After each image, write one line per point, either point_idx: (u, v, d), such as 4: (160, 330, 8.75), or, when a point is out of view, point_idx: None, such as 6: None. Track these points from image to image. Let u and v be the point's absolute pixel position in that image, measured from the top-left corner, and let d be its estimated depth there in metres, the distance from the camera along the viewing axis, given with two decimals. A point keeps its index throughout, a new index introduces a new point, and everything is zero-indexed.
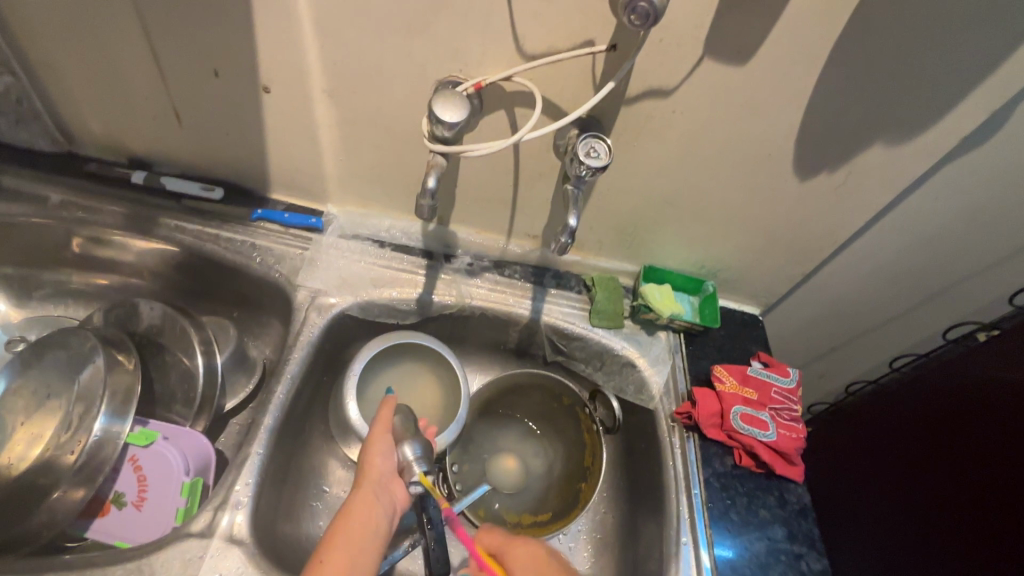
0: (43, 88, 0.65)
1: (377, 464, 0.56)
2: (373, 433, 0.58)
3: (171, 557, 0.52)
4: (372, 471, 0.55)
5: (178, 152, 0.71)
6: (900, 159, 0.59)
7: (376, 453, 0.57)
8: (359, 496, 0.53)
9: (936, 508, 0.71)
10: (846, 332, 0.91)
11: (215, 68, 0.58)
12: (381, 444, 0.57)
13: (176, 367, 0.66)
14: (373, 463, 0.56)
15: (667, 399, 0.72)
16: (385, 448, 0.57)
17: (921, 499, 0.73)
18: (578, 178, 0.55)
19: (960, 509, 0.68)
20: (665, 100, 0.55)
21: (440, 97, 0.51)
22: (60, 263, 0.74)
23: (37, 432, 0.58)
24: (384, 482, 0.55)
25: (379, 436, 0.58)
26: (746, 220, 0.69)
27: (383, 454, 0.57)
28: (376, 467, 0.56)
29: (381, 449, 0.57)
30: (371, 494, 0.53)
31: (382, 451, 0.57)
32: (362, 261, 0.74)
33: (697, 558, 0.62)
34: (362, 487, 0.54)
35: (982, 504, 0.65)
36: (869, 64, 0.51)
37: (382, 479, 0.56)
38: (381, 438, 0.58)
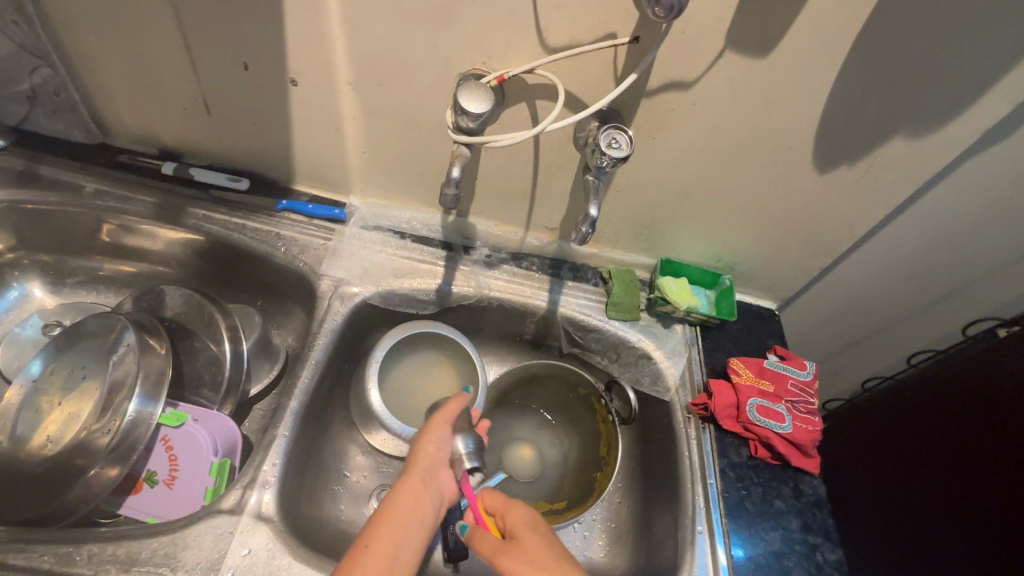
0: (79, 81, 0.67)
1: (431, 450, 0.57)
2: (432, 421, 0.60)
3: (202, 532, 0.54)
4: (426, 455, 0.57)
5: (206, 144, 0.73)
6: (921, 152, 0.59)
7: (431, 440, 0.58)
8: (412, 479, 0.54)
9: (953, 503, 0.71)
10: (863, 328, 0.91)
11: (245, 61, 0.59)
12: (438, 432, 0.59)
13: (204, 353, 0.69)
14: (428, 448, 0.57)
15: (683, 390, 0.73)
16: (441, 436, 0.59)
17: (939, 493, 0.73)
18: (598, 168, 0.56)
19: (978, 503, 0.68)
20: (686, 93, 0.56)
21: (465, 89, 0.53)
22: (92, 250, 0.76)
23: (74, 412, 0.61)
24: (437, 468, 0.57)
25: (439, 424, 0.60)
26: (764, 213, 0.69)
27: (438, 442, 0.58)
28: (429, 452, 0.57)
29: (437, 437, 0.58)
30: (423, 476, 0.55)
31: (438, 440, 0.58)
32: (383, 251, 0.76)
33: (713, 546, 0.63)
34: (415, 471, 0.55)
35: (1000, 497, 0.65)
36: (891, 56, 0.51)
37: (435, 465, 0.57)
38: (438, 428, 0.59)
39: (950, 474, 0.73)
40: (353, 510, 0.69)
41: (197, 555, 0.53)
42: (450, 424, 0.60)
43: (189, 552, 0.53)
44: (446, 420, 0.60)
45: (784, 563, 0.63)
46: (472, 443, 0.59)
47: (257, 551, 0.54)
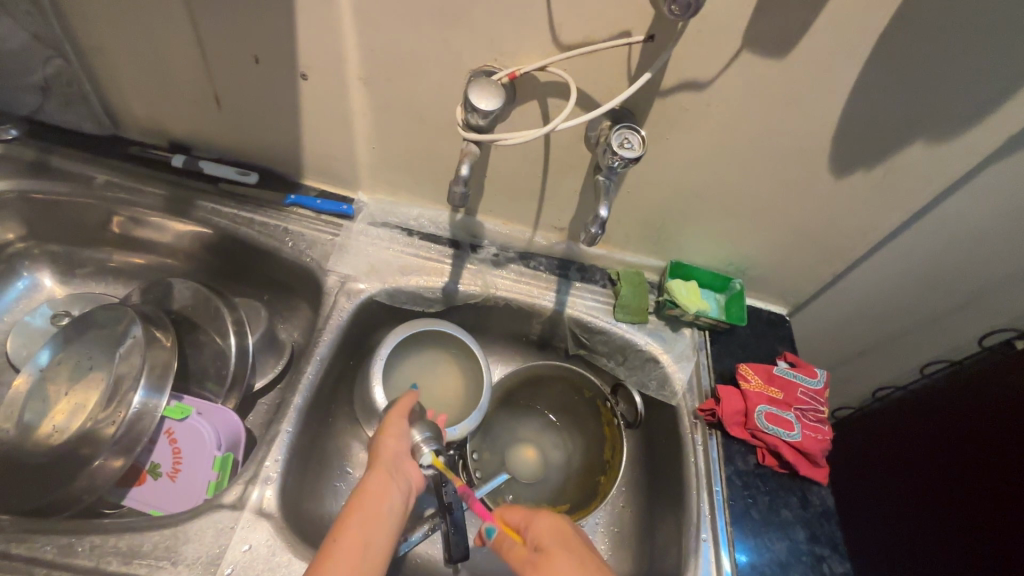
0: (91, 72, 0.67)
1: (392, 445, 0.59)
2: (388, 419, 0.62)
3: (204, 526, 0.54)
4: (388, 450, 0.59)
5: (216, 137, 0.73)
6: (943, 157, 0.57)
7: (388, 435, 0.60)
8: (376, 471, 0.55)
9: (965, 516, 0.70)
10: (876, 335, 0.89)
11: (256, 54, 0.59)
12: (396, 428, 0.61)
13: (210, 346, 0.69)
14: (388, 442, 0.59)
15: (690, 396, 0.72)
16: (399, 429, 0.61)
17: (950, 506, 0.72)
18: (610, 168, 0.55)
19: (990, 517, 0.67)
20: (700, 93, 0.55)
21: (476, 85, 0.52)
22: (102, 241, 0.76)
23: (80, 402, 0.62)
24: (400, 461, 0.58)
25: (394, 420, 0.62)
26: (778, 216, 0.68)
27: (397, 436, 0.60)
28: (390, 447, 0.59)
29: (396, 430, 0.61)
30: (386, 469, 0.56)
31: (396, 433, 0.60)
32: (390, 248, 0.76)
33: (718, 554, 0.62)
34: (378, 465, 0.57)
35: (1013, 512, 0.64)
36: (913, 59, 0.50)
37: (398, 458, 0.58)
38: (394, 424, 0.61)
39: (962, 486, 0.71)
40: None
41: (198, 550, 0.53)
42: (405, 419, 0.62)
43: (191, 546, 0.53)
44: (400, 415, 0.62)
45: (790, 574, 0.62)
46: (428, 431, 0.62)
47: (257, 547, 0.54)
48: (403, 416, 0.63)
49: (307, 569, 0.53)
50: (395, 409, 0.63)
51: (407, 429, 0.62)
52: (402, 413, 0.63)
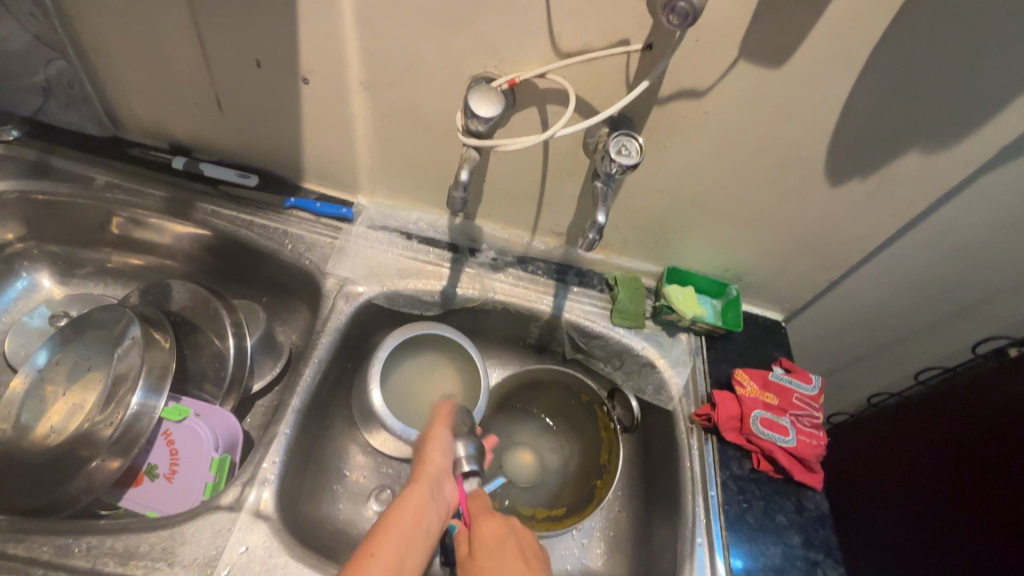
0: (93, 74, 0.67)
1: (437, 460, 0.58)
2: (433, 428, 0.62)
3: (201, 527, 0.54)
4: (432, 464, 0.58)
5: (217, 139, 0.73)
6: (937, 166, 0.58)
7: (435, 449, 0.59)
8: (419, 486, 0.54)
9: (958, 522, 0.70)
10: (870, 342, 0.90)
11: (258, 58, 0.60)
12: (441, 441, 0.60)
13: (208, 348, 0.69)
14: (433, 457, 0.58)
15: (686, 401, 0.72)
16: (444, 445, 0.60)
17: (944, 512, 0.72)
18: (608, 175, 0.56)
19: (983, 523, 0.67)
20: (698, 101, 0.55)
21: (475, 92, 0.53)
22: (101, 242, 0.76)
23: (78, 403, 0.62)
24: (442, 477, 0.57)
25: (442, 435, 0.61)
26: (774, 223, 0.68)
27: (442, 452, 0.59)
28: (435, 461, 0.58)
29: (440, 446, 0.60)
30: (428, 486, 0.55)
31: (441, 450, 0.59)
32: (389, 251, 0.76)
33: (712, 558, 0.62)
34: (421, 479, 0.55)
35: (1006, 517, 0.64)
36: (906, 69, 0.51)
37: (441, 476, 0.57)
38: (440, 438, 0.60)
39: (955, 492, 0.72)
40: (351, 509, 0.69)
41: (195, 551, 0.53)
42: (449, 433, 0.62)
43: (187, 547, 0.53)
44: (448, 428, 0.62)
45: None
46: (472, 449, 0.61)
47: (254, 549, 0.54)
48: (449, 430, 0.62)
49: (304, 571, 0.54)
50: (438, 417, 0.63)
51: (452, 446, 0.61)
52: (446, 426, 0.62)
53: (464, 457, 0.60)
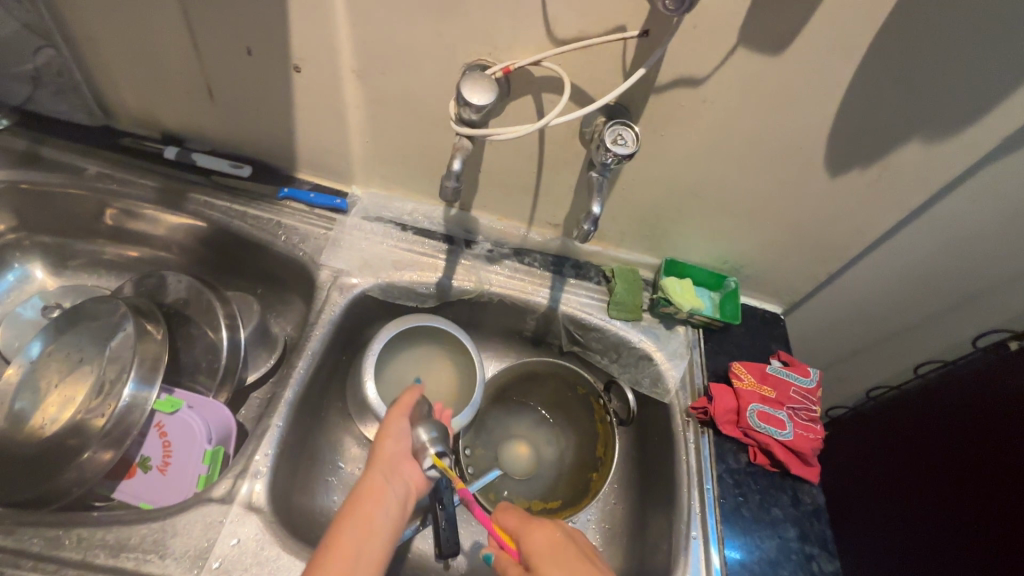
0: (82, 62, 0.66)
1: (388, 445, 0.57)
2: (387, 416, 0.60)
3: (193, 519, 0.54)
4: (385, 451, 0.57)
5: (209, 129, 0.72)
6: (939, 156, 0.57)
7: (387, 435, 0.58)
8: (370, 477, 0.54)
9: (956, 516, 0.70)
10: (869, 335, 0.89)
11: (249, 46, 0.59)
12: (395, 428, 0.59)
13: (201, 339, 0.68)
14: (386, 443, 0.57)
15: (683, 393, 0.72)
16: (398, 430, 0.59)
17: (943, 506, 0.72)
18: (603, 165, 0.55)
19: (982, 518, 0.66)
20: (696, 90, 0.54)
21: (468, 79, 0.52)
22: (94, 233, 0.76)
23: (70, 395, 0.61)
24: (398, 461, 0.56)
25: (393, 419, 0.60)
26: (774, 215, 0.67)
27: (396, 437, 0.58)
28: (387, 447, 0.57)
29: (394, 433, 0.58)
30: (383, 472, 0.54)
31: (394, 436, 0.58)
32: (384, 243, 0.75)
33: (707, 551, 0.62)
34: (374, 468, 0.55)
35: (1006, 513, 0.63)
36: (910, 57, 0.49)
37: (395, 459, 0.56)
38: (395, 421, 0.59)
39: (954, 486, 0.71)
40: (345, 501, 0.68)
41: (186, 543, 0.53)
42: (407, 418, 0.60)
43: (179, 539, 0.53)
44: (401, 412, 0.60)
45: (779, 572, 0.62)
46: (434, 431, 0.60)
47: (246, 541, 0.54)
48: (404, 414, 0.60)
49: (295, 563, 0.53)
50: (397, 405, 0.61)
51: (406, 429, 0.59)
52: (403, 411, 0.60)
53: (426, 441, 0.59)
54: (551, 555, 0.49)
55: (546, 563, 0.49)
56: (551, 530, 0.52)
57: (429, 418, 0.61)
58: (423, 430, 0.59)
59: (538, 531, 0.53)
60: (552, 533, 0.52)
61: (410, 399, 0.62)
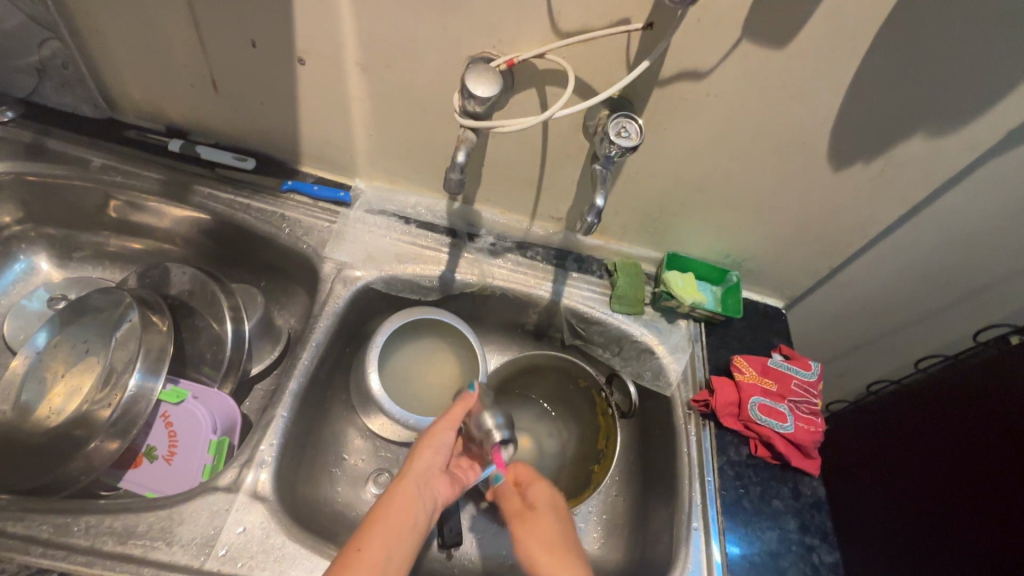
0: (87, 54, 0.66)
1: (427, 457, 0.57)
2: (438, 424, 0.59)
3: (199, 507, 0.55)
4: (422, 462, 0.56)
5: (213, 121, 0.72)
6: (943, 150, 0.57)
7: (428, 445, 0.57)
8: (407, 484, 0.53)
9: (960, 516, 0.69)
10: (870, 330, 0.90)
11: (253, 38, 0.59)
12: (437, 438, 0.58)
13: (206, 331, 0.69)
14: (424, 455, 0.57)
15: (684, 386, 0.72)
16: (441, 440, 0.58)
17: (946, 506, 0.71)
18: (607, 157, 0.55)
19: (986, 518, 0.66)
20: (700, 83, 0.54)
21: (473, 72, 0.52)
22: (99, 226, 0.76)
23: (75, 385, 0.62)
24: (430, 476, 0.56)
25: (442, 430, 0.59)
26: (776, 208, 0.67)
27: (435, 449, 0.57)
28: (425, 459, 0.56)
29: (435, 443, 0.58)
30: (417, 483, 0.54)
31: (435, 446, 0.58)
32: (387, 236, 0.75)
33: (708, 542, 0.62)
34: (410, 477, 0.54)
35: (1010, 511, 0.63)
36: (913, 51, 0.50)
37: (428, 472, 0.56)
38: (444, 431, 0.59)
39: (957, 486, 0.71)
40: (349, 492, 0.69)
41: (192, 531, 0.53)
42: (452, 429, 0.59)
43: (185, 527, 0.53)
44: (452, 423, 0.59)
45: (780, 563, 0.62)
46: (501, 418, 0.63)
47: (251, 529, 0.54)
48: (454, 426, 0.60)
49: (301, 551, 0.54)
50: (448, 416, 0.60)
51: (449, 441, 0.59)
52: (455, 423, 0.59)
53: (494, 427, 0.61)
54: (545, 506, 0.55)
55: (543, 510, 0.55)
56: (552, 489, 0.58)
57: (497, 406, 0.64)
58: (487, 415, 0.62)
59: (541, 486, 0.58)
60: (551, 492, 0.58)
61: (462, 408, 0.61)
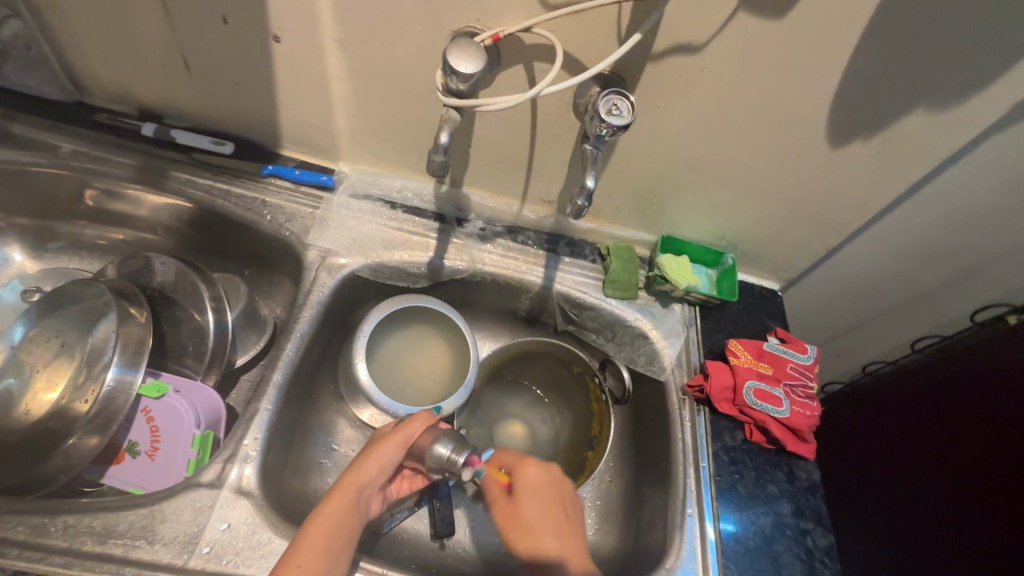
0: (50, 33, 0.63)
1: (371, 473, 0.54)
2: (386, 440, 0.56)
3: (182, 505, 0.53)
4: (365, 474, 0.54)
5: (188, 104, 0.69)
6: (945, 125, 0.55)
7: (374, 462, 0.55)
8: (342, 501, 0.51)
9: (959, 516, 0.68)
10: (867, 310, 0.89)
11: (223, 14, 0.55)
12: (382, 454, 0.55)
13: (187, 323, 0.66)
14: (369, 469, 0.54)
15: (678, 371, 0.71)
16: (387, 458, 0.55)
17: (947, 504, 0.70)
18: (598, 137, 0.53)
19: (986, 518, 0.64)
20: (694, 57, 0.52)
21: (455, 47, 0.49)
22: (74, 215, 0.74)
23: (51, 379, 0.59)
24: (368, 491, 0.54)
25: (388, 446, 0.56)
26: (774, 187, 0.65)
27: (381, 466, 0.55)
28: (366, 475, 0.54)
29: (379, 460, 0.55)
30: (354, 497, 0.52)
31: (378, 462, 0.55)
32: (373, 221, 0.73)
33: (703, 529, 0.62)
34: (346, 490, 0.52)
35: (1011, 511, 0.61)
36: (917, 23, 0.47)
37: (367, 488, 0.54)
38: (390, 449, 0.55)
39: (956, 483, 0.69)
40: None
41: (175, 529, 0.52)
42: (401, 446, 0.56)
43: (168, 525, 0.52)
44: (401, 442, 0.56)
45: (774, 548, 0.62)
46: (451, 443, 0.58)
47: (236, 526, 0.53)
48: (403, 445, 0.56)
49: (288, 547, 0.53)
50: (401, 433, 0.56)
51: (393, 458, 0.56)
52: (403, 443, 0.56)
53: (449, 455, 0.57)
54: (536, 496, 0.55)
55: (529, 501, 0.55)
56: (543, 470, 0.57)
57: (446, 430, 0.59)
58: (440, 446, 0.57)
59: (534, 468, 0.57)
60: (545, 474, 0.57)
61: (414, 429, 0.57)
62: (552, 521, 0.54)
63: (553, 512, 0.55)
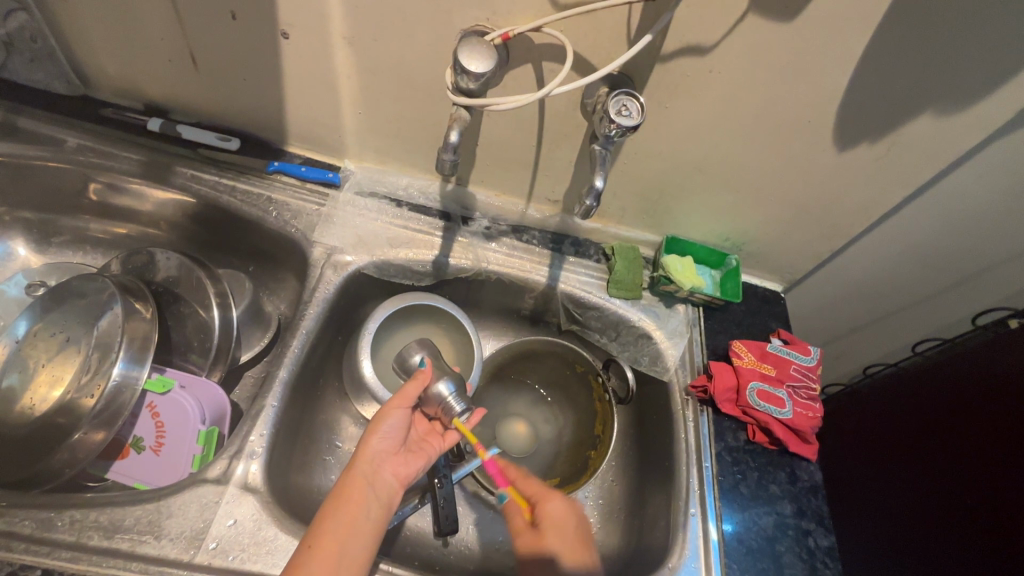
0: (57, 27, 0.63)
1: (375, 442, 0.55)
2: (385, 406, 0.56)
3: (188, 500, 0.54)
4: (371, 446, 0.54)
5: (194, 99, 0.69)
6: (951, 129, 0.55)
7: (377, 431, 0.55)
8: (353, 475, 0.51)
9: (965, 524, 0.67)
10: (868, 312, 0.89)
11: (232, 9, 0.55)
12: (384, 421, 0.56)
13: (192, 318, 0.66)
14: (373, 440, 0.55)
15: (682, 371, 0.72)
16: (389, 424, 0.56)
17: (952, 512, 0.69)
18: (606, 137, 0.53)
19: (991, 529, 0.64)
20: (703, 59, 0.52)
21: (465, 46, 0.49)
22: (79, 209, 0.74)
23: (57, 374, 0.59)
24: (381, 461, 0.54)
25: (388, 412, 0.56)
26: (779, 189, 0.66)
27: (384, 432, 0.55)
28: (373, 446, 0.54)
29: (382, 426, 0.55)
30: (365, 470, 0.52)
31: (384, 430, 0.55)
32: (379, 219, 0.73)
33: (705, 528, 0.62)
34: (356, 466, 0.52)
35: (1016, 523, 0.61)
36: (926, 27, 0.47)
37: (378, 459, 0.54)
38: (390, 414, 0.56)
39: (959, 492, 0.69)
40: None
41: (181, 524, 0.52)
42: (403, 408, 0.56)
43: (174, 520, 0.52)
44: (401, 403, 0.56)
45: (776, 548, 0.62)
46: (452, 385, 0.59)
47: (242, 522, 0.53)
48: (404, 405, 0.57)
49: (293, 542, 0.53)
50: (397, 395, 0.57)
51: (399, 422, 0.56)
52: (402, 403, 0.56)
53: (448, 398, 0.58)
54: (558, 530, 0.55)
55: (551, 532, 0.55)
56: (567, 505, 0.58)
57: (444, 371, 0.60)
58: (440, 386, 0.58)
59: (556, 503, 0.57)
60: (567, 511, 0.57)
61: (413, 388, 0.57)
62: (573, 550, 0.54)
63: (575, 543, 0.55)
